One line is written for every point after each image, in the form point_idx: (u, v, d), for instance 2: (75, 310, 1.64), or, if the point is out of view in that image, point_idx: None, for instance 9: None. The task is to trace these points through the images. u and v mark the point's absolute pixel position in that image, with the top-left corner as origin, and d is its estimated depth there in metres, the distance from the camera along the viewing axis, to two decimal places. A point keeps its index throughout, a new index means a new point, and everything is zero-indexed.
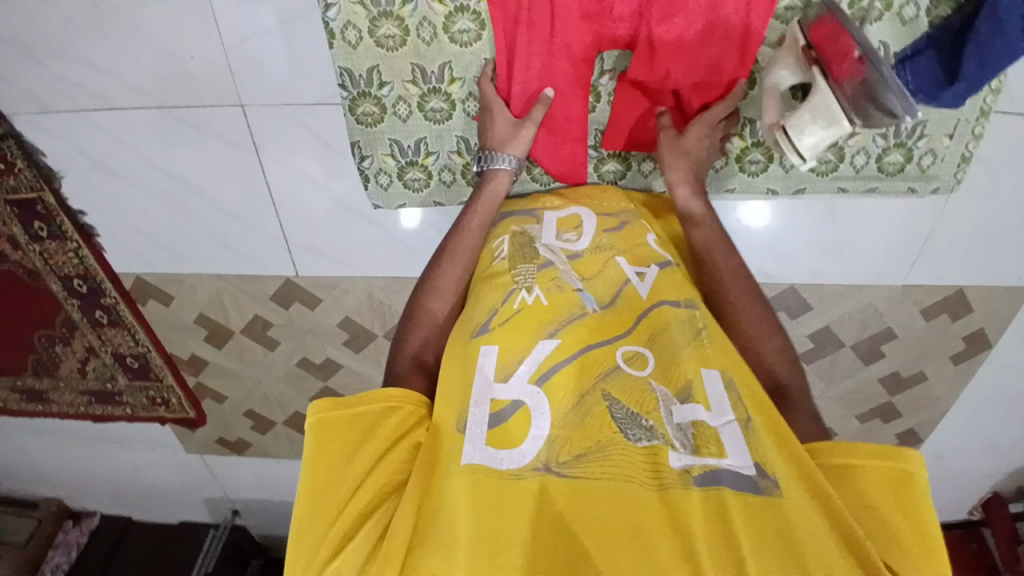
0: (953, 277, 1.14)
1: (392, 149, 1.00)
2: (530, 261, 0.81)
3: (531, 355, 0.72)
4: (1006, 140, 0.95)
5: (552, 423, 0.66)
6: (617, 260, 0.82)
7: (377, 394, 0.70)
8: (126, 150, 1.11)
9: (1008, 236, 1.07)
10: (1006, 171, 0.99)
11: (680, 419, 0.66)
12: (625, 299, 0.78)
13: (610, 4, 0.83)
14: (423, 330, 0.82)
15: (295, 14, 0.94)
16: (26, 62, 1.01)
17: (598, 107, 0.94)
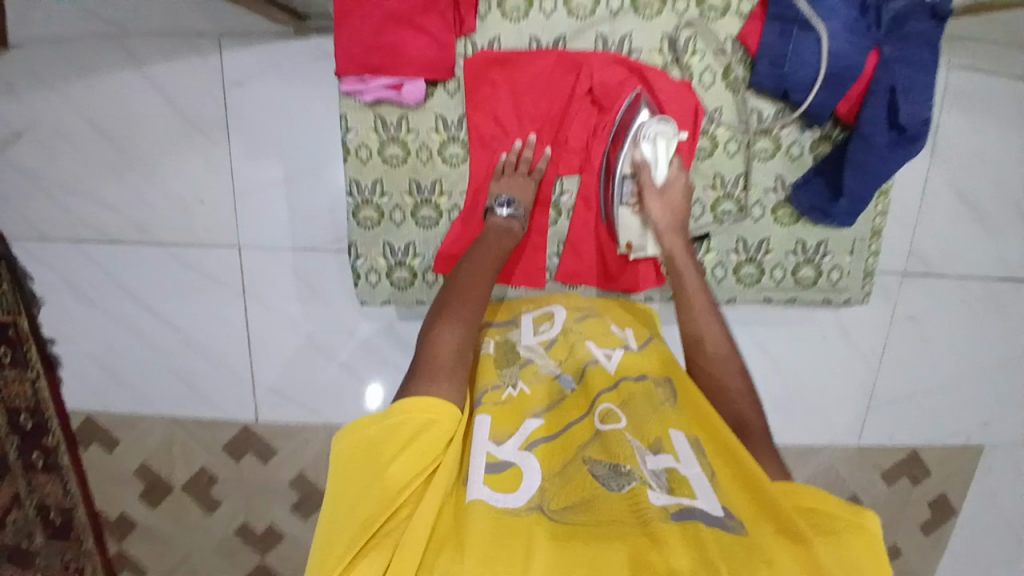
0: (904, 438, 1.20)
1: (385, 250, 0.97)
2: (510, 364, 0.84)
3: (514, 432, 0.72)
4: (919, 300, 1.10)
5: (543, 477, 0.66)
6: (590, 358, 0.84)
7: (410, 406, 0.62)
8: (115, 286, 1.17)
9: (938, 395, 1.17)
10: (920, 330, 1.12)
11: (653, 465, 0.67)
12: (595, 373, 0.81)
13: (565, 136, 0.92)
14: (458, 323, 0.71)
15: (300, 173, 1.09)
16: (39, 197, 1.11)
17: (559, 222, 0.97)
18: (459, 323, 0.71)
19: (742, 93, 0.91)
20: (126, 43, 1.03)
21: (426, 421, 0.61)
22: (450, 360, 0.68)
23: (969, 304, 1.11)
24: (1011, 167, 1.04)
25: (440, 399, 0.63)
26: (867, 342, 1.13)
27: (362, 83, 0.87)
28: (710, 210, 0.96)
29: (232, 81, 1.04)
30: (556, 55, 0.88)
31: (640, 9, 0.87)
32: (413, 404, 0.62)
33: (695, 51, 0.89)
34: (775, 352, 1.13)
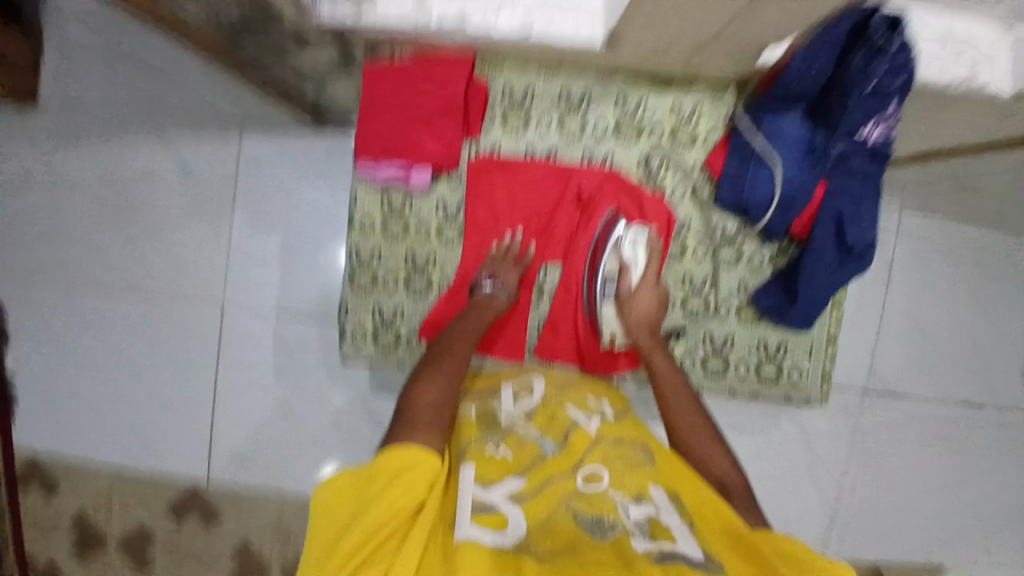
0: (890, 556, 1.14)
1: (378, 312, 0.70)
2: (492, 427, 0.54)
3: (501, 482, 0.46)
4: (888, 416, 1.12)
5: (533, 522, 0.44)
6: (564, 406, 0.56)
7: (389, 450, 0.46)
8: (88, 334, 1.13)
9: (917, 512, 1.14)
10: (892, 444, 1.13)
11: (636, 514, 0.45)
12: (598, 422, 0.55)
13: (552, 228, 0.69)
14: (448, 374, 0.54)
15: (298, 246, 1.10)
16: (32, 240, 1.12)
17: (543, 307, 0.70)
18: (448, 381, 0.53)
19: (703, 207, 0.69)
20: (154, 116, 1.09)
21: (406, 465, 0.45)
22: (426, 417, 0.49)
23: (920, 418, 1.13)
24: (960, 289, 1.11)
25: (420, 447, 0.46)
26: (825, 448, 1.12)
27: (377, 165, 0.66)
28: (679, 306, 0.72)
29: (248, 160, 1.09)
30: (546, 165, 0.67)
31: (621, 131, 0.66)
32: (389, 451, 0.46)
33: (667, 170, 0.68)
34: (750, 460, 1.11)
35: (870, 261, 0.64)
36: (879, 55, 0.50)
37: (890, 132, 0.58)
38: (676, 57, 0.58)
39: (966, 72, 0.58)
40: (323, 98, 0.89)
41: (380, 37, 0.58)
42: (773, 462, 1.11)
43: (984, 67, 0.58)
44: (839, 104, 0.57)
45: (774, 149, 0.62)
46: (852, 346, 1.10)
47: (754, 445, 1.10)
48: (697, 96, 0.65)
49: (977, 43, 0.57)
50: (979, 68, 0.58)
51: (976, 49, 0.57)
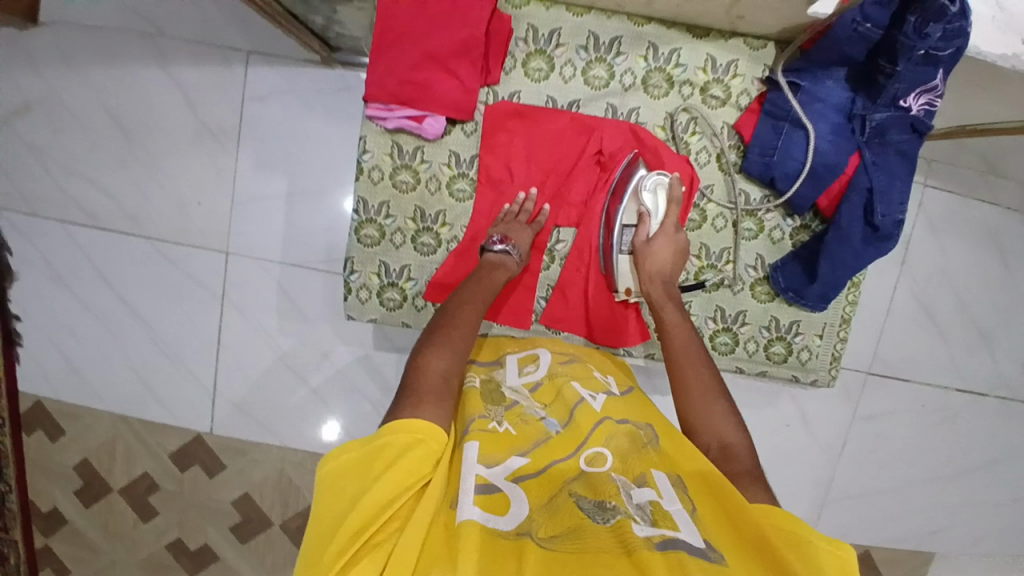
0: (883, 538, 1.15)
1: (381, 268, 0.66)
2: (495, 399, 0.51)
3: (507, 459, 0.43)
4: (895, 401, 1.11)
5: (533, 506, 0.40)
6: (571, 383, 0.54)
7: (393, 425, 0.42)
8: (92, 271, 1.12)
9: (914, 496, 1.14)
10: (897, 429, 1.12)
11: (639, 498, 0.41)
12: (608, 404, 0.52)
13: (568, 185, 0.65)
14: (453, 335, 0.50)
15: (304, 190, 1.07)
16: (35, 170, 1.10)
17: (552, 270, 0.67)
18: (452, 347, 0.49)
19: (729, 174, 0.65)
20: (159, 46, 1.04)
21: (411, 441, 0.41)
22: (435, 387, 0.46)
23: (927, 410, 1.11)
24: (982, 276, 1.08)
25: (430, 421, 0.43)
26: (827, 432, 1.11)
27: (389, 110, 0.61)
28: (693, 280, 0.68)
29: (255, 98, 1.04)
30: (566, 117, 0.62)
31: (650, 84, 0.62)
32: (395, 421, 0.42)
33: (694, 132, 0.64)
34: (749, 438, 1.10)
35: (895, 243, 0.61)
36: (936, 18, 0.47)
37: (933, 107, 0.56)
38: (720, 2, 0.54)
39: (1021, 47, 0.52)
40: (336, 23, 0.85)
41: None
42: (770, 440, 1.11)
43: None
44: (884, 71, 0.55)
45: (810, 114, 0.59)
46: (866, 329, 1.08)
47: (757, 423, 1.10)
48: (735, 51, 0.61)
49: None
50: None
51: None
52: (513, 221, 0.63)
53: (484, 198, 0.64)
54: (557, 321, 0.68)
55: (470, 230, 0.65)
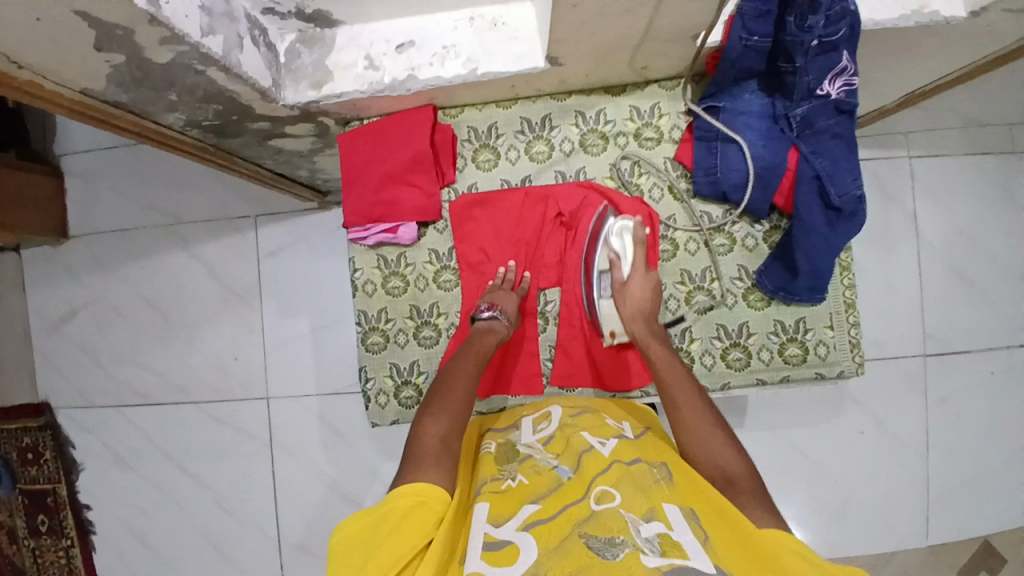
0: (995, 529, 1.06)
1: (394, 369, 0.71)
2: (509, 460, 0.54)
3: (513, 514, 0.47)
4: (953, 379, 1.06)
5: (542, 551, 0.43)
6: (580, 431, 0.55)
7: (401, 491, 0.48)
8: (149, 445, 1.20)
9: (1011, 475, 1.06)
10: (967, 407, 1.06)
11: (646, 532, 0.43)
12: (618, 445, 0.53)
13: (541, 250, 0.70)
14: (449, 406, 0.55)
15: (324, 323, 1.15)
16: (89, 365, 1.21)
17: (549, 330, 0.70)
18: (450, 416, 0.54)
19: (685, 200, 0.69)
20: (178, 230, 1.18)
21: (414, 503, 0.46)
22: (434, 454, 0.51)
23: (999, 374, 1.06)
24: (996, 232, 1.06)
25: (431, 483, 0.48)
26: (904, 425, 1.06)
27: (367, 229, 0.69)
28: (685, 305, 0.70)
29: (266, 252, 1.15)
30: (523, 193, 0.69)
31: (588, 144, 0.69)
32: (402, 488, 0.48)
33: (641, 173, 0.69)
34: (815, 454, 1.06)
35: (863, 218, 0.62)
36: (813, 8, 0.54)
37: (852, 86, 0.59)
38: (621, 62, 0.61)
39: (914, 6, 0.58)
40: (318, 175, 0.96)
41: (343, 108, 0.63)
42: (837, 454, 1.06)
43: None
44: (789, 70, 0.60)
45: (737, 128, 0.64)
46: (894, 314, 1.06)
47: (815, 436, 1.06)
48: (654, 96, 0.68)
49: None
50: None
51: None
52: (498, 293, 0.67)
53: (468, 280, 0.70)
54: (568, 376, 0.70)
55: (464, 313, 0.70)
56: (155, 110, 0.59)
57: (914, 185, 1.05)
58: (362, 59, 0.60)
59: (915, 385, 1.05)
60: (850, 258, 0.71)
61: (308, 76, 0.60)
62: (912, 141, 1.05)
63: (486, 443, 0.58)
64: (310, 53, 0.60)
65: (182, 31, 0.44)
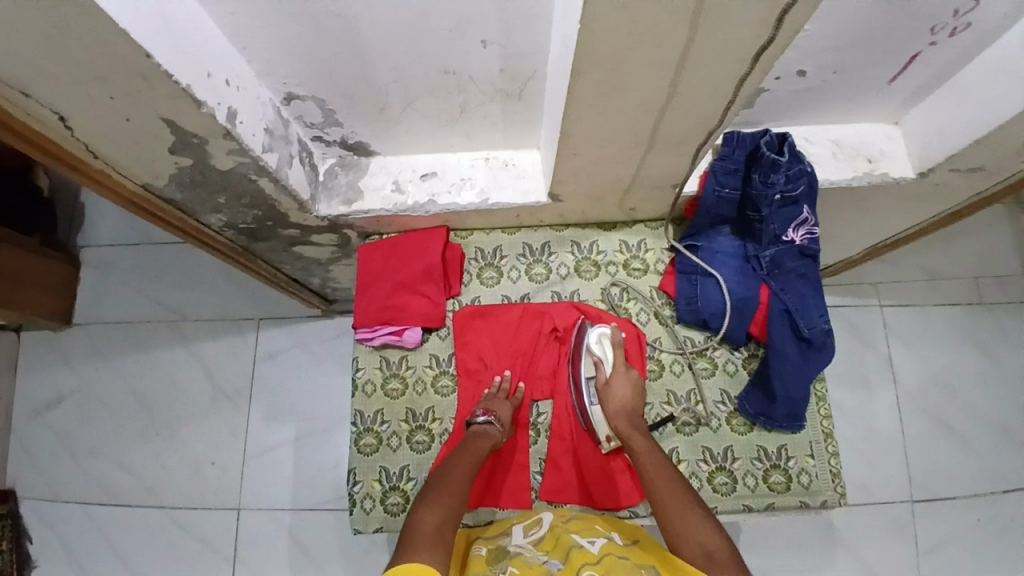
0: None
1: (383, 472, 0.71)
2: (500, 559, 0.55)
3: None
4: (941, 530, 1.05)
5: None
6: (571, 532, 0.56)
7: (395, 570, 0.47)
8: (105, 550, 1.12)
9: None
10: (958, 562, 1.03)
11: None
12: (608, 543, 0.54)
13: (535, 362, 0.75)
14: (443, 501, 0.56)
15: (312, 429, 1.14)
16: (61, 458, 1.18)
17: (539, 441, 0.72)
18: (444, 510, 0.55)
19: (669, 325, 0.75)
20: (184, 327, 1.22)
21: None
22: (429, 540, 0.51)
23: (987, 524, 1.05)
24: (965, 382, 1.11)
25: (426, 563, 0.48)
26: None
27: (374, 331, 0.74)
28: (671, 424, 0.73)
29: (266, 354, 1.19)
30: (521, 308, 0.75)
31: (582, 270, 0.76)
32: (397, 566, 0.47)
33: (630, 299, 0.76)
34: None
35: (832, 350, 0.68)
36: (773, 169, 0.64)
37: (813, 234, 0.68)
38: (613, 202, 0.70)
39: (867, 168, 0.69)
40: (329, 283, 1.03)
41: (366, 223, 0.72)
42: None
43: (883, 161, 0.69)
44: (756, 218, 0.69)
45: (714, 264, 0.72)
46: (874, 457, 1.08)
47: None
48: (640, 233, 0.77)
49: (866, 148, 0.70)
50: (878, 163, 0.69)
51: (868, 151, 0.70)
52: (493, 401, 0.70)
53: (463, 387, 0.73)
54: (557, 493, 0.70)
55: (457, 418, 0.72)
56: (201, 210, 0.67)
57: (885, 331, 1.13)
58: (390, 184, 0.69)
59: (903, 535, 1.04)
60: (824, 388, 0.75)
61: (341, 193, 0.68)
62: (880, 291, 1.14)
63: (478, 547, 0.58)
64: (346, 175, 0.69)
65: (248, 145, 0.53)
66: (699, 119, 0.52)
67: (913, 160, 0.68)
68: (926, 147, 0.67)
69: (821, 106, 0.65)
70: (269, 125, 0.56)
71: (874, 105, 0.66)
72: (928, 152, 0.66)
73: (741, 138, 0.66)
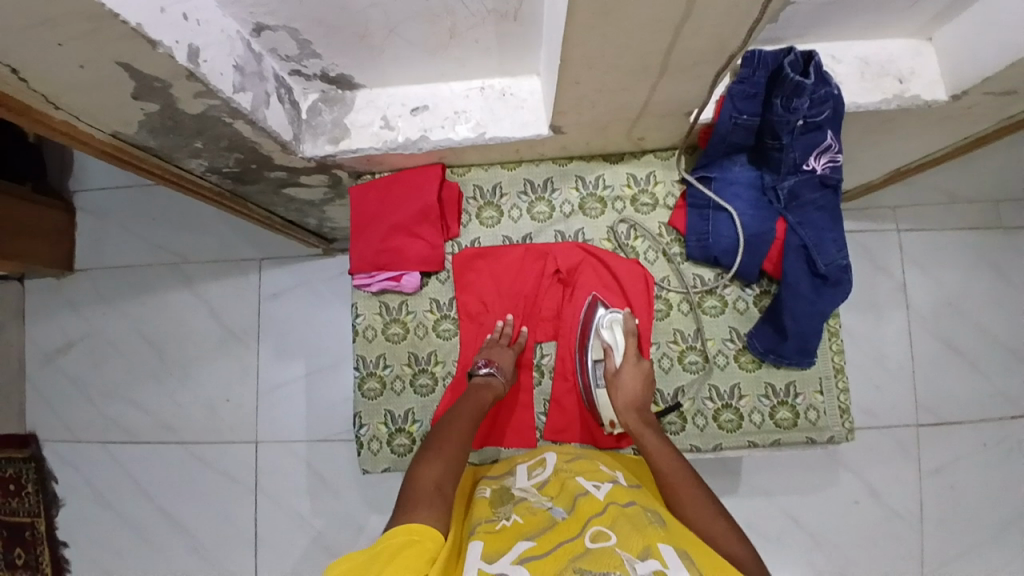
0: None
1: (388, 415, 0.71)
2: (504, 502, 0.55)
3: (507, 552, 0.46)
4: (945, 452, 1.06)
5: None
6: (575, 476, 0.56)
7: (394, 531, 0.48)
8: (131, 484, 1.17)
9: (1004, 553, 1.04)
10: (959, 481, 1.05)
11: (643, 568, 0.42)
12: (612, 489, 0.54)
13: (538, 305, 0.73)
14: (443, 452, 0.56)
15: (320, 367, 1.15)
16: (79, 400, 1.21)
17: (543, 384, 0.71)
18: (447, 462, 0.55)
19: (678, 263, 0.72)
20: (184, 269, 1.20)
21: (408, 541, 0.46)
22: (430, 494, 0.52)
23: (991, 447, 1.06)
24: (982, 306, 1.08)
25: (425, 523, 0.48)
26: (897, 496, 1.05)
27: (372, 276, 0.72)
28: (678, 363, 0.72)
29: (269, 294, 1.17)
30: (523, 249, 0.72)
31: (586, 207, 0.72)
32: (397, 526, 0.48)
33: (637, 236, 0.72)
34: (807, 521, 1.05)
35: (848, 286, 0.64)
36: (796, 92, 0.58)
37: (836, 162, 0.63)
38: (620, 133, 0.65)
39: (896, 90, 0.63)
40: (326, 223, 0.99)
41: (356, 163, 0.67)
42: (829, 524, 1.05)
43: (912, 82, 0.63)
44: (775, 146, 0.64)
45: (726, 197, 0.68)
46: (883, 382, 1.07)
47: (808, 503, 1.05)
48: (649, 165, 0.72)
49: (895, 67, 0.63)
50: (907, 83, 0.63)
51: (896, 70, 0.63)
52: (495, 347, 0.69)
53: (465, 331, 0.72)
54: (561, 433, 0.70)
55: (459, 363, 0.71)
56: (179, 155, 0.63)
57: (902, 257, 1.09)
58: (379, 120, 0.64)
59: (906, 457, 1.05)
60: (838, 324, 0.73)
61: (327, 132, 0.64)
62: (899, 215, 1.09)
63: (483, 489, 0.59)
64: (330, 111, 0.64)
65: (215, 86, 0.48)
66: (715, 39, 0.46)
67: (945, 80, 0.62)
68: (957, 64, 0.60)
69: (853, 18, 0.58)
70: (238, 61, 0.51)
71: (913, 15, 0.59)
72: (962, 69, 0.60)
73: (760, 57, 0.60)
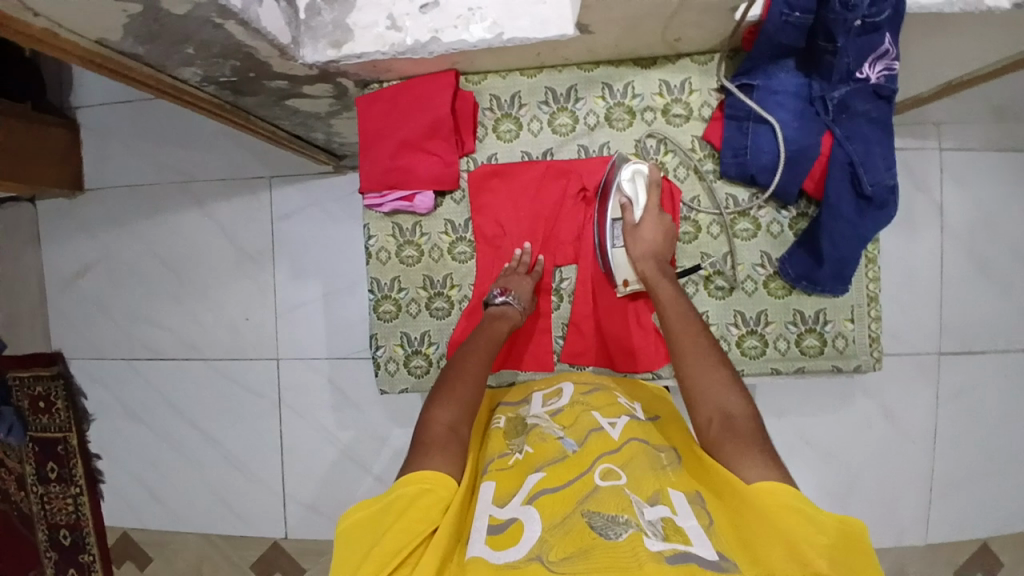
0: (992, 527, 1.06)
1: (404, 338, 0.70)
2: (518, 433, 0.54)
3: (517, 491, 0.46)
4: (968, 376, 1.04)
5: (545, 526, 0.42)
6: (590, 409, 0.55)
7: (406, 478, 0.48)
8: (159, 399, 1.21)
9: (1013, 475, 1.05)
10: (978, 405, 1.04)
11: (651, 515, 0.41)
12: (625, 426, 0.52)
13: (558, 226, 0.69)
14: (458, 393, 0.55)
15: (336, 287, 1.14)
16: (101, 319, 1.22)
17: (562, 307, 0.69)
18: (462, 398, 0.55)
19: (709, 181, 0.67)
20: (193, 188, 1.17)
21: (420, 491, 0.46)
22: (442, 439, 0.51)
23: (1014, 375, 1.04)
24: None
25: (437, 471, 0.48)
26: (915, 422, 1.05)
27: (383, 196, 0.68)
28: (703, 288, 0.68)
29: (280, 213, 1.14)
30: (544, 165, 0.67)
31: (613, 119, 0.67)
32: (407, 476, 0.47)
33: (667, 151, 0.67)
34: (822, 443, 1.05)
35: (893, 210, 0.60)
36: None
37: (891, 70, 0.57)
38: (654, 32, 0.58)
39: None
40: (334, 138, 0.94)
41: (362, 71, 0.62)
42: (842, 446, 1.06)
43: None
44: (826, 50, 0.57)
45: (769, 107, 0.61)
46: (912, 308, 1.03)
47: (822, 425, 1.05)
48: (685, 71, 0.65)
49: None
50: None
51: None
52: (515, 273, 0.67)
53: (482, 256, 0.69)
54: (579, 359, 0.69)
55: (476, 287, 0.69)
56: (170, 64, 0.58)
57: (947, 176, 1.02)
58: (384, 19, 0.57)
59: (927, 381, 1.04)
60: (876, 250, 0.68)
61: (328, 34, 0.58)
62: (943, 132, 1.01)
63: (497, 419, 0.58)
64: (330, 10, 0.57)
65: None
66: None
67: None
68: None
69: None
70: None
71: None
72: None
73: None
